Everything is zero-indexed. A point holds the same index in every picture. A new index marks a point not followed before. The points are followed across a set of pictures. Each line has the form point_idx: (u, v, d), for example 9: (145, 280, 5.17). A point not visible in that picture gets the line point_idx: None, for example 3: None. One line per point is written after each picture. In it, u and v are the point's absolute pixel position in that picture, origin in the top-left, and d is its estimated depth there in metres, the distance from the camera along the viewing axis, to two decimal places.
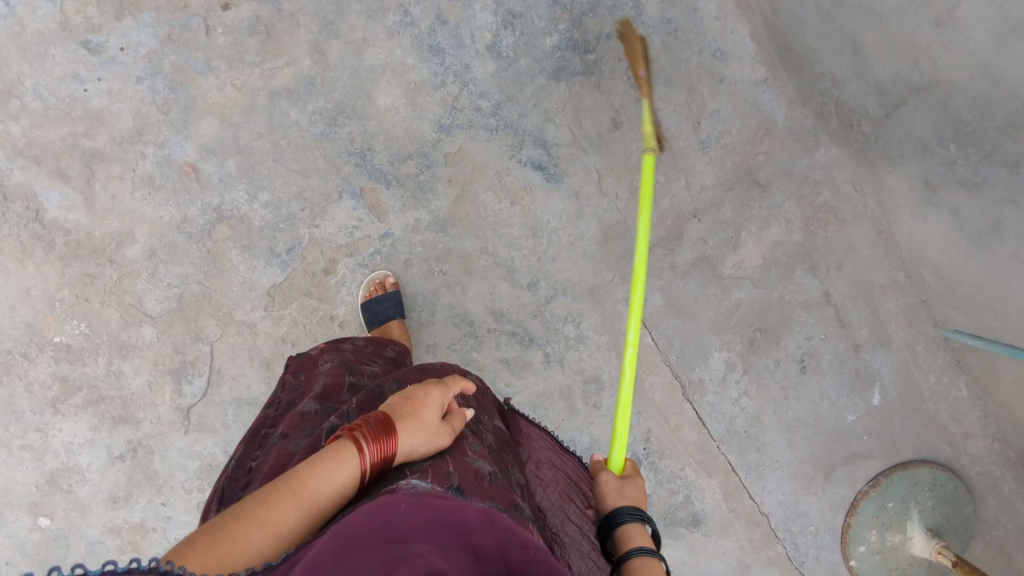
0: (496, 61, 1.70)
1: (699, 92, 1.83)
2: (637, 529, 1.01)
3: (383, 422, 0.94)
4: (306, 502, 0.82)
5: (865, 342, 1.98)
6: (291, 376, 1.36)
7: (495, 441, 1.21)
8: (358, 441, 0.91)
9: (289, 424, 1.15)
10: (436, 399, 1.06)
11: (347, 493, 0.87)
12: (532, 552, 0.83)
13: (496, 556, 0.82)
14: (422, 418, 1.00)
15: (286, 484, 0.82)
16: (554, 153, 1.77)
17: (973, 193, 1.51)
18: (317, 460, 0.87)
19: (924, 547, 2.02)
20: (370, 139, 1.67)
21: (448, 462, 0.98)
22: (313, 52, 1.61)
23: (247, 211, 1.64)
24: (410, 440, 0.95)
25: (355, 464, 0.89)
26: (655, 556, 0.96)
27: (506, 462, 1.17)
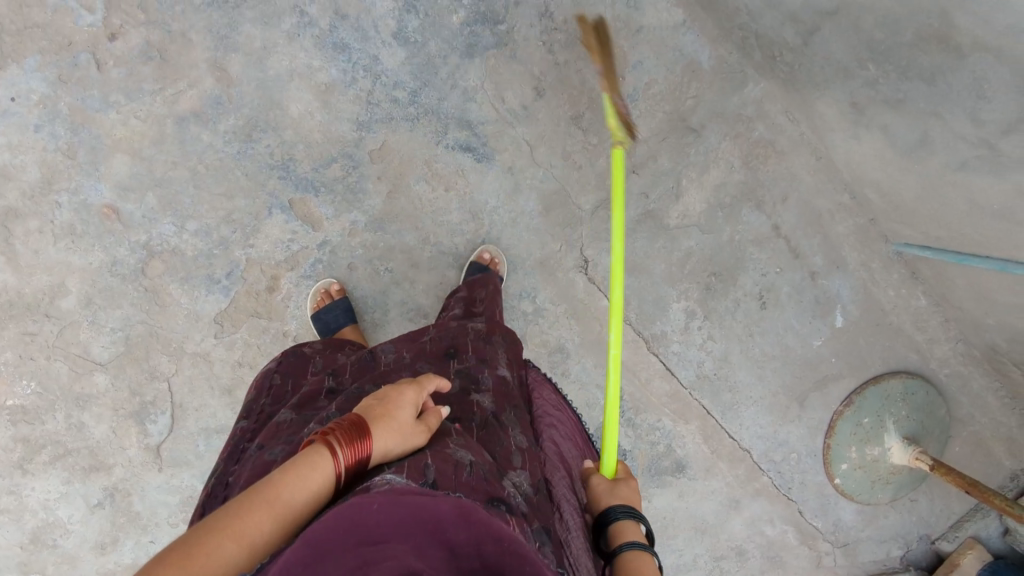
0: (405, 48, 1.64)
1: (619, 46, 1.77)
2: (630, 525, 1.11)
3: (356, 425, 0.90)
4: (281, 512, 0.77)
5: (821, 269, 1.99)
6: (271, 381, 1.39)
7: (491, 405, 1.25)
8: (331, 445, 0.87)
9: (266, 436, 1.18)
10: (410, 398, 1.04)
11: (320, 498, 0.82)
12: (510, 544, 0.75)
13: (475, 552, 0.73)
14: (398, 418, 0.98)
15: (261, 495, 0.77)
16: (480, 133, 1.73)
17: (898, 110, 1.49)
18: (290, 465, 0.82)
19: (902, 454, 2.07)
20: (289, 150, 1.63)
21: (427, 456, 0.96)
22: (212, 70, 1.55)
23: (178, 243, 1.61)
24: (387, 441, 0.93)
25: (330, 469, 0.84)
26: (646, 550, 1.06)
27: (503, 426, 1.22)
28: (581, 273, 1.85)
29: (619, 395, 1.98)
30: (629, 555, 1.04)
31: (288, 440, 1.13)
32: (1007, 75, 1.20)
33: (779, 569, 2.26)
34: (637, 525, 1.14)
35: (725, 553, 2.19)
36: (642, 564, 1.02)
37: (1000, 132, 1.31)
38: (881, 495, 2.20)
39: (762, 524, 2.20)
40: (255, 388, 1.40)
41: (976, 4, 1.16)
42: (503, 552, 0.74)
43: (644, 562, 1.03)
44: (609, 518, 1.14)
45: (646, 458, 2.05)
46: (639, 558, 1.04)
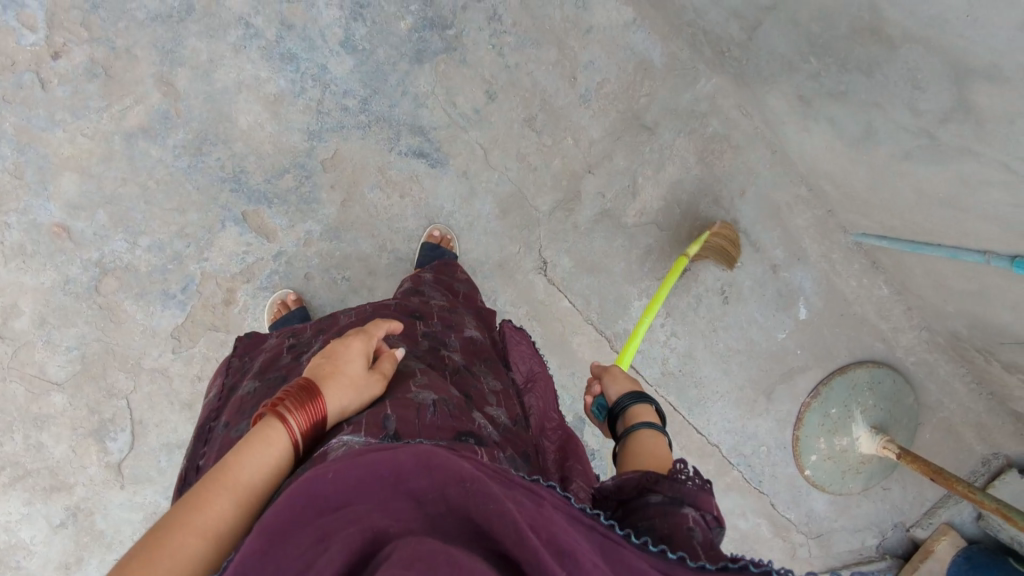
0: (353, 56, 1.64)
1: (569, 46, 1.77)
2: (642, 408, 1.14)
3: (305, 389, 0.94)
4: (243, 490, 0.81)
5: (781, 262, 2.00)
6: (239, 360, 1.44)
7: (461, 358, 1.36)
8: (282, 413, 0.90)
9: (231, 412, 1.24)
10: (357, 350, 1.08)
11: (281, 465, 0.87)
12: (474, 483, 0.69)
13: (439, 496, 0.69)
14: (347, 372, 1.03)
15: (219, 480, 0.81)
16: (433, 138, 1.73)
17: (841, 102, 1.50)
18: (242, 445, 0.85)
19: (869, 444, 2.09)
20: (240, 162, 1.62)
21: (385, 406, 1.03)
22: (159, 84, 1.55)
23: (131, 259, 1.60)
24: (340, 398, 0.98)
25: (286, 438, 0.88)
26: (658, 428, 1.08)
27: (473, 374, 1.33)
28: (540, 274, 1.86)
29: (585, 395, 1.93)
30: (639, 431, 1.07)
31: (251, 414, 1.19)
32: (938, 64, 1.21)
33: None
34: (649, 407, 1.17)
35: None
36: (649, 435, 1.05)
37: (937, 122, 1.32)
38: (852, 484, 2.21)
39: (734, 517, 2.21)
40: (224, 370, 1.45)
41: None
42: (469, 491, 0.68)
43: (654, 437, 1.06)
44: (624, 404, 1.17)
45: None
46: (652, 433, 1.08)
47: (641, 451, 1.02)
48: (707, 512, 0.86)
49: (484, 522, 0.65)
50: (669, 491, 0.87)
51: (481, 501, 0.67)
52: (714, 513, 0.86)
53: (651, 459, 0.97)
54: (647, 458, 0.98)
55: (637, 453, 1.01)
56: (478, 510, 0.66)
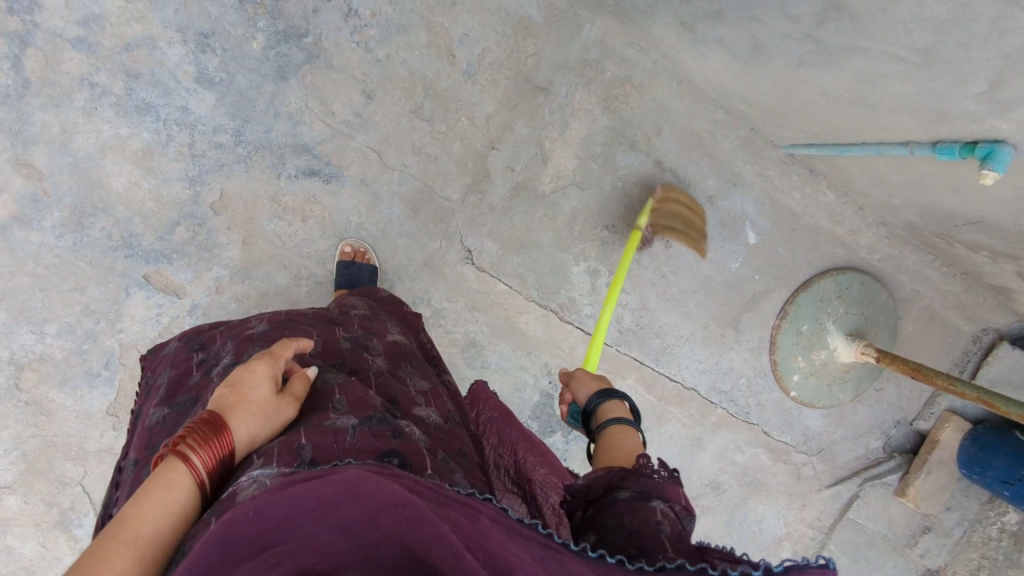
0: (212, 90, 1.58)
1: (438, 23, 1.68)
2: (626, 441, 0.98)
3: (210, 420, 0.76)
4: (151, 548, 0.66)
5: (717, 192, 1.90)
6: (142, 386, 1.15)
7: (386, 362, 1.16)
8: (182, 452, 0.72)
9: (139, 446, 0.96)
10: (264, 373, 0.86)
11: (190, 512, 0.71)
12: (409, 507, 0.59)
13: (370, 525, 0.59)
14: (256, 397, 0.83)
15: (116, 538, 0.64)
16: (320, 154, 1.66)
17: (722, 21, 1.40)
18: (141, 492, 0.69)
19: (848, 351, 2.01)
20: (127, 225, 1.57)
21: (300, 433, 0.81)
22: (18, 167, 1.49)
23: (43, 349, 1.55)
24: (250, 425, 0.79)
25: (190, 482, 0.71)
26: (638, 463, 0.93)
27: (398, 378, 1.12)
28: (468, 263, 1.78)
29: (547, 371, 1.88)
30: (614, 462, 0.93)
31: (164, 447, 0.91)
32: None
33: (763, 494, 2.21)
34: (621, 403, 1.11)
35: (704, 492, 2.15)
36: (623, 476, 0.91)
37: (816, 24, 1.22)
38: (843, 395, 2.12)
39: (732, 454, 2.15)
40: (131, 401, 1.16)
41: None
42: (404, 517, 0.58)
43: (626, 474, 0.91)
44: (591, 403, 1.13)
45: None
46: (617, 430, 1.02)
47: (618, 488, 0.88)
48: (675, 502, 0.82)
49: (423, 551, 0.57)
50: (637, 484, 0.83)
51: (418, 527, 0.58)
52: (682, 503, 0.83)
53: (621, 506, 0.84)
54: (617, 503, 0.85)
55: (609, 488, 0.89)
56: (415, 538, 0.57)
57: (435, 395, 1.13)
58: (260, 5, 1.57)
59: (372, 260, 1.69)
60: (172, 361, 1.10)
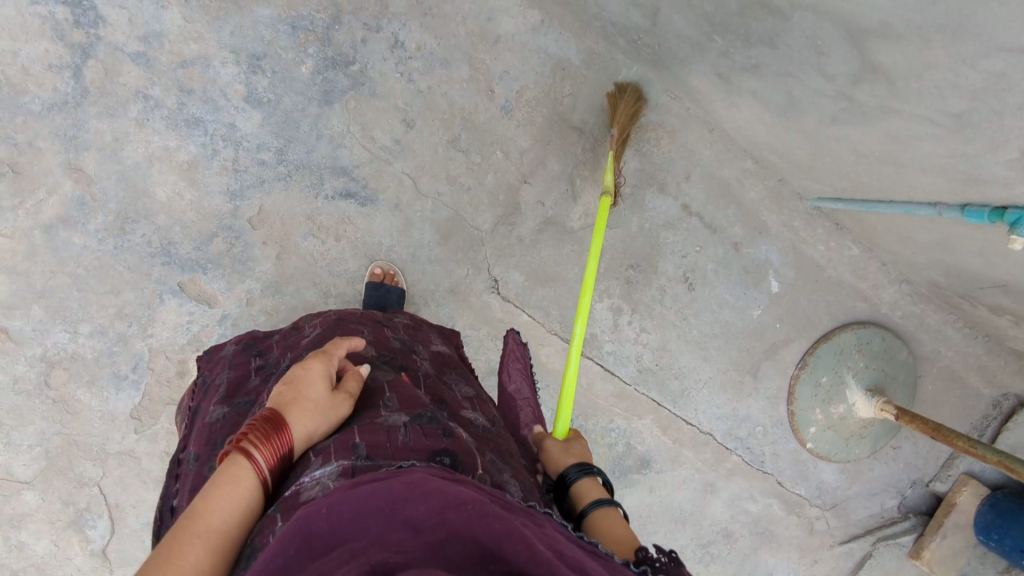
0: (260, 109, 1.64)
1: (480, 60, 1.73)
2: (590, 485, 1.05)
3: (270, 418, 0.80)
4: (221, 539, 0.69)
5: (743, 239, 1.92)
6: (199, 384, 1.21)
7: (432, 366, 1.21)
8: (245, 448, 0.76)
9: (200, 441, 1.01)
10: (318, 371, 0.91)
11: (253, 507, 0.74)
12: (474, 505, 0.65)
13: (439, 521, 0.64)
14: (311, 396, 0.87)
15: (189, 530, 0.67)
16: (358, 177, 1.70)
17: (758, 74, 1.43)
18: (208, 487, 0.72)
19: (868, 407, 1.99)
20: (167, 234, 1.62)
21: (354, 433, 0.86)
22: (69, 171, 1.55)
23: (75, 349, 1.59)
24: (305, 422, 0.83)
25: (253, 477, 0.75)
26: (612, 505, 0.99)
27: (445, 382, 1.17)
28: (494, 293, 1.81)
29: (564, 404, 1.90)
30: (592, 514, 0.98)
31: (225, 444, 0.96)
32: (832, 29, 1.15)
33: (774, 545, 2.18)
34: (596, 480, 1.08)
35: (714, 539, 2.13)
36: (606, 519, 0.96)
37: (852, 83, 1.25)
38: (859, 450, 2.10)
39: (744, 502, 2.13)
40: (187, 400, 1.22)
41: None
42: (470, 513, 0.64)
43: (611, 520, 0.95)
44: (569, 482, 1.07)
45: (608, 461, 2.01)
46: (606, 516, 0.97)
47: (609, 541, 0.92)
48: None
49: (491, 544, 0.61)
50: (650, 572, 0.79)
51: (484, 523, 0.63)
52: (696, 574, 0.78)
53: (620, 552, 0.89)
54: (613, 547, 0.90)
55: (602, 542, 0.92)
56: (483, 531, 0.62)
57: (481, 400, 1.18)
58: (311, 33, 1.64)
59: (400, 283, 1.72)
60: (233, 364, 1.16)
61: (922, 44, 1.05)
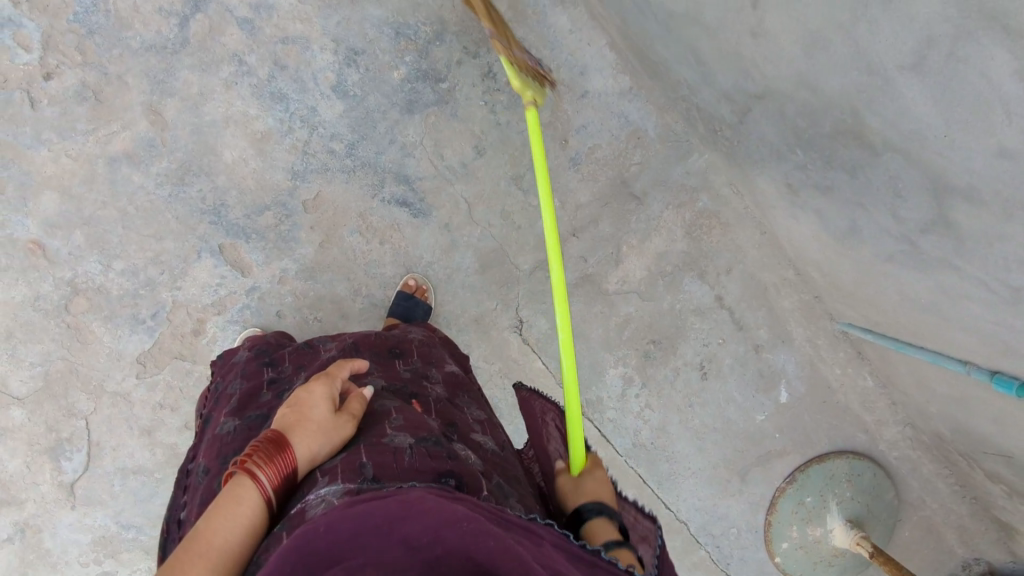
0: (343, 101, 1.66)
1: (563, 109, 1.77)
2: (603, 524, 0.88)
3: (273, 440, 0.79)
4: (222, 561, 0.70)
5: (765, 342, 1.94)
6: (212, 390, 1.20)
7: (444, 390, 1.19)
8: (249, 469, 0.75)
9: (208, 454, 1.00)
10: (322, 391, 0.89)
11: (258, 527, 0.74)
12: (470, 521, 0.64)
13: (435, 540, 0.63)
14: (315, 416, 0.85)
15: (191, 552, 0.68)
16: (418, 188, 1.72)
17: (829, 196, 1.46)
18: (211, 510, 0.72)
19: (844, 537, 1.96)
20: (222, 195, 1.63)
21: (361, 452, 0.85)
22: (148, 112, 1.58)
23: (103, 282, 1.60)
24: (310, 443, 0.82)
25: (258, 497, 0.75)
26: (627, 552, 0.84)
27: (456, 406, 1.16)
28: (515, 333, 1.81)
29: None
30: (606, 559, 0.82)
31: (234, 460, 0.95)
32: (918, 177, 1.19)
33: None
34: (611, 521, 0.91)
35: None
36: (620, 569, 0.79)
37: (919, 231, 1.29)
38: None
39: None
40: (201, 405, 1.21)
41: (882, 107, 1.13)
42: (465, 530, 0.63)
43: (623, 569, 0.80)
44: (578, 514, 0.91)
45: None
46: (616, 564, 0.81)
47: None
48: None
49: (486, 561, 0.61)
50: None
51: (479, 541, 0.62)
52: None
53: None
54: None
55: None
56: (479, 549, 0.62)
57: (490, 425, 1.16)
58: (412, 42, 1.67)
59: (429, 299, 1.73)
60: (245, 374, 1.14)
61: (1002, 216, 1.08)
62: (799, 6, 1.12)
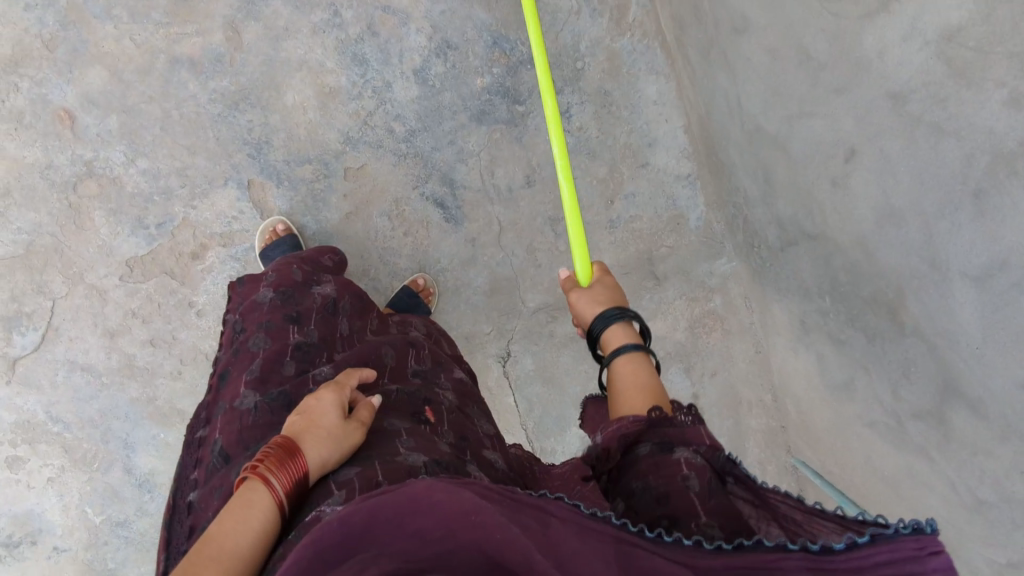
0: (420, 87, 1.64)
1: (620, 171, 1.79)
2: (616, 332, 1.03)
3: (284, 445, 0.83)
4: (234, 561, 0.73)
5: (720, 451, 1.97)
6: (232, 344, 1.23)
7: (454, 399, 1.18)
8: (261, 474, 0.80)
9: (227, 433, 1.04)
10: (330, 400, 0.93)
11: (270, 533, 0.77)
12: (478, 514, 0.59)
13: (445, 533, 0.58)
14: (325, 424, 0.88)
15: (200, 556, 0.73)
16: (459, 195, 1.71)
17: (838, 347, 1.50)
18: (224, 513, 0.77)
19: None
20: (269, 133, 1.59)
21: (377, 469, 0.83)
22: (227, 27, 1.53)
23: (121, 174, 1.54)
24: (320, 448, 0.84)
25: (269, 501, 0.79)
26: (637, 353, 0.99)
27: (469, 418, 1.15)
28: (498, 364, 1.81)
29: None
30: (616, 362, 0.99)
31: (256, 450, 0.99)
32: (933, 369, 1.23)
33: None
34: (630, 322, 1.05)
35: None
36: (625, 376, 0.97)
37: (910, 414, 1.33)
38: None
39: None
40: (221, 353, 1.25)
41: (927, 297, 1.17)
42: (477, 524, 0.58)
43: (631, 370, 0.97)
44: (598, 327, 1.06)
45: None
46: (624, 369, 0.98)
47: (623, 398, 0.95)
48: (699, 443, 0.80)
49: (498, 555, 0.56)
50: (659, 437, 0.82)
51: (494, 536, 0.57)
52: (707, 442, 0.81)
53: (636, 404, 0.92)
54: (630, 404, 0.92)
55: (619, 401, 0.95)
56: (489, 541, 0.57)
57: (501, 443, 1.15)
58: (505, 56, 1.65)
59: (431, 303, 1.71)
60: (270, 332, 1.18)
61: (998, 436, 1.13)
62: (890, 179, 1.15)
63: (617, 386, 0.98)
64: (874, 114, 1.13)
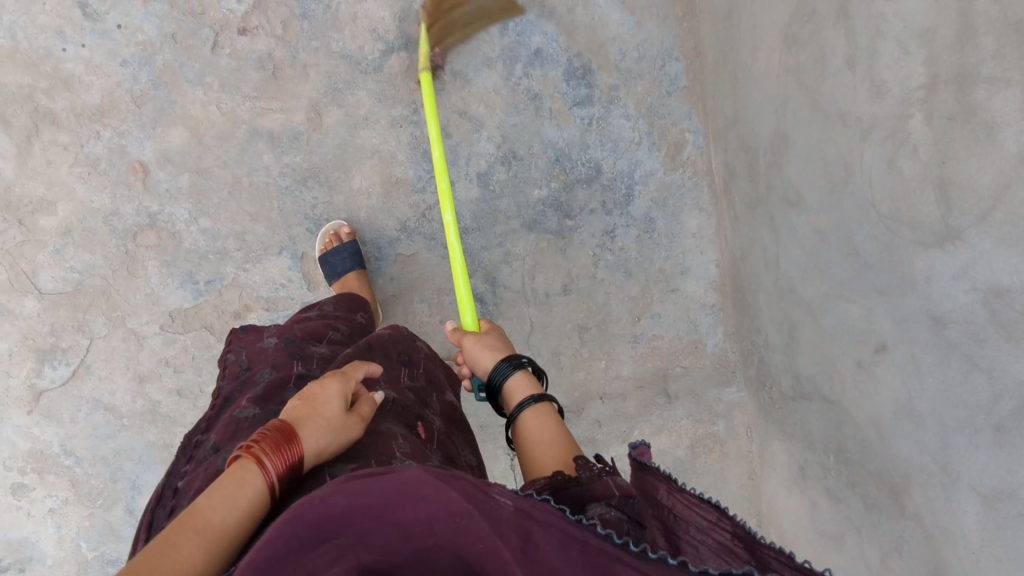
0: (480, 190, 1.74)
1: (650, 292, 1.86)
2: (518, 382, 1.11)
3: (282, 430, 0.81)
4: (219, 537, 0.70)
5: None
6: (238, 369, 1.25)
7: (441, 423, 1.18)
8: (257, 455, 0.78)
9: (221, 433, 1.03)
10: (335, 391, 0.93)
11: (258, 512, 0.75)
12: (465, 518, 0.59)
13: (427, 531, 0.59)
14: (326, 412, 0.88)
15: (185, 528, 0.69)
16: (499, 293, 1.82)
17: (834, 504, 1.51)
18: (213, 488, 0.74)
19: None
20: (330, 212, 1.64)
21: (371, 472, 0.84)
22: (310, 109, 1.58)
23: (182, 230, 1.58)
24: (317, 437, 0.83)
25: (261, 481, 0.76)
26: (539, 401, 1.07)
27: (454, 445, 1.17)
28: (507, 455, 1.87)
29: None
30: (521, 416, 1.06)
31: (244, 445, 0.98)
32: (926, 556, 1.24)
33: None
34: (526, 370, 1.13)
35: None
36: (533, 425, 1.03)
37: None
38: None
39: None
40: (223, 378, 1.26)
41: (934, 496, 1.20)
42: (459, 530, 0.59)
43: (538, 424, 1.03)
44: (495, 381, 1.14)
45: None
46: (531, 420, 1.04)
47: (539, 449, 1.00)
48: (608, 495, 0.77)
49: (475, 563, 0.59)
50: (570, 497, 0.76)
51: (475, 537, 0.59)
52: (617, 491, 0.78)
53: (553, 462, 0.96)
54: (548, 459, 0.97)
55: (533, 458, 1.00)
56: (468, 549, 0.59)
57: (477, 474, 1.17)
58: (564, 173, 1.74)
59: None
60: (275, 365, 1.19)
61: None
62: (917, 384, 1.19)
63: (526, 441, 1.04)
64: (911, 323, 1.16)
